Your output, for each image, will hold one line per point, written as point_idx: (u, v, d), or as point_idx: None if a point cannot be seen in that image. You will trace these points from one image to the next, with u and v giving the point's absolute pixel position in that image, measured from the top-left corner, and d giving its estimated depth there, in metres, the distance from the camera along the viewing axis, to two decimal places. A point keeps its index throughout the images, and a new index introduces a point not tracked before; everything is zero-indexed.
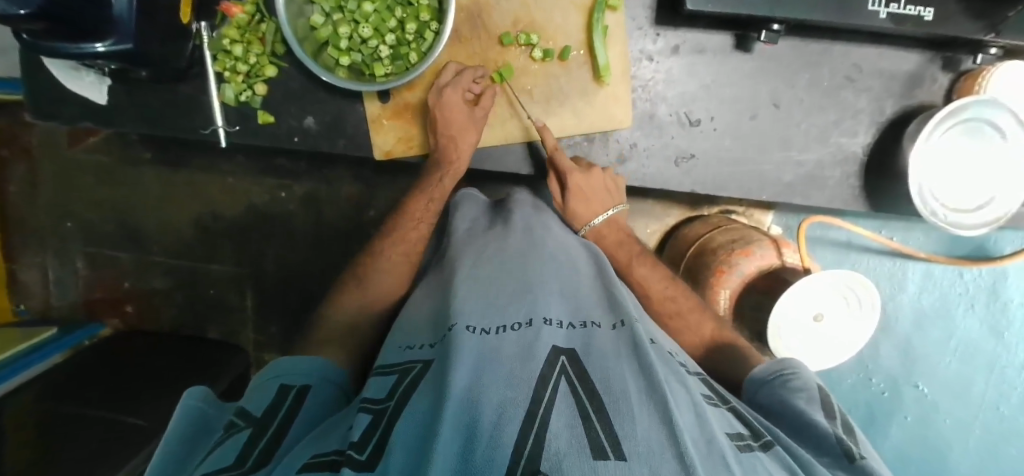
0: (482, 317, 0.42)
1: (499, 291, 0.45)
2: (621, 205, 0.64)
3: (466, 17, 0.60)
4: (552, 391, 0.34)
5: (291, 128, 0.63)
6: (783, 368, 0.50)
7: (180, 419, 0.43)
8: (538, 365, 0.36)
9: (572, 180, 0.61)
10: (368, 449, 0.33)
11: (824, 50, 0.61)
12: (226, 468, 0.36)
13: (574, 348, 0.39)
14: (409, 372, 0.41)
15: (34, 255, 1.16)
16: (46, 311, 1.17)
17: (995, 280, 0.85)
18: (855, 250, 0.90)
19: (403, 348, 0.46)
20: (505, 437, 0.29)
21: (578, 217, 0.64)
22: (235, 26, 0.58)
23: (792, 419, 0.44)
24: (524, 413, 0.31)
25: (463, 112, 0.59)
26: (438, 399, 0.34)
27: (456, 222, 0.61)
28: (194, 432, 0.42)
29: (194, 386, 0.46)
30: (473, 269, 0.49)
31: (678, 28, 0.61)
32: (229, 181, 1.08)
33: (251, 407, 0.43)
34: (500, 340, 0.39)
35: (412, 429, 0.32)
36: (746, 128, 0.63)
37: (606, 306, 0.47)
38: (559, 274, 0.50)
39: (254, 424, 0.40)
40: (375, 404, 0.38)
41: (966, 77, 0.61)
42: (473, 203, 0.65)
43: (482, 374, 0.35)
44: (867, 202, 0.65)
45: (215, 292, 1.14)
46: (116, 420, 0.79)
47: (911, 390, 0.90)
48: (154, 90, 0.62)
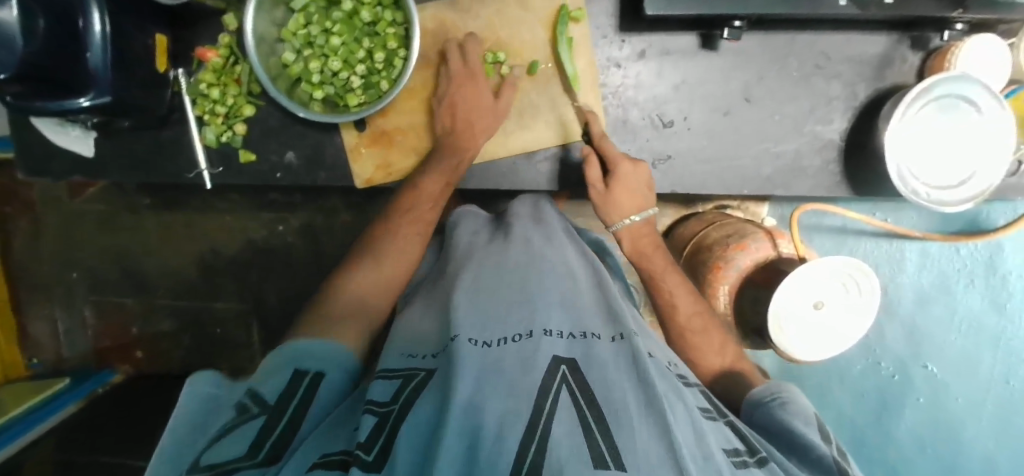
0: (482, 330, 0.42)
1: (498, 301, 0.46)
2: (652, 208, 0.62)
3: (435, 42, 0.61)
4: (553, 401, 0.34)
5: (273, 165, 0.64)
6: (777, 392, 0.51)
7: (187, 402, 0.41)
8: (538, 375, 0.36)
9: (620, 170, 0.59)
10: (375, 449, 0.33)
11: (791, 40, 0.62)
12: (237, 460, 0.34)
13: (575, 359, 0.38)
14: (412, 378, 0.41)
15: (42, 308, 1.17)
16: (57, 362, 1.18)
17: (992, 253, 0.84)
18: (851, 235, 0.91)
19: (405, 356, 0.46)
20: (507, 443, 0.30)
21: (619, 209, 0.61)
22: (211, 70, 0.60)
23: (788, 438, 0.44)
24: (525, 424, 0.31)
25: (472, 103, 0.59)
26: (441, 407, 0.34)
27: (458, 235, 0.62)
28: (202, 414, 0.40)
29: (204, 370, 0.44)
30: (472, 283, 0.49)
31: (642, 33, 0.61)
32: (226, 218, 1.10)
33: (265, 389, 0.41)
34: (502, 352, 0.39)
35: (416, 433, 0.34)
36: (720, 125, 0.63)
37: (605, 317, 0.46)
38: (558, 281, 0.49)
39: (268, 413, 0.39)
40: (380, 407, 0.38)
41: (935, 55, 0.61)
42: (473, 218, 0.66)
43: (483, 385, 0.35)
44: (849, 187, 0.65)
45: (221, 330, 1.15)
46: (125, 465, 0.80)
47: (920, 370, 0.88)
48: (138, 139, 0.64)
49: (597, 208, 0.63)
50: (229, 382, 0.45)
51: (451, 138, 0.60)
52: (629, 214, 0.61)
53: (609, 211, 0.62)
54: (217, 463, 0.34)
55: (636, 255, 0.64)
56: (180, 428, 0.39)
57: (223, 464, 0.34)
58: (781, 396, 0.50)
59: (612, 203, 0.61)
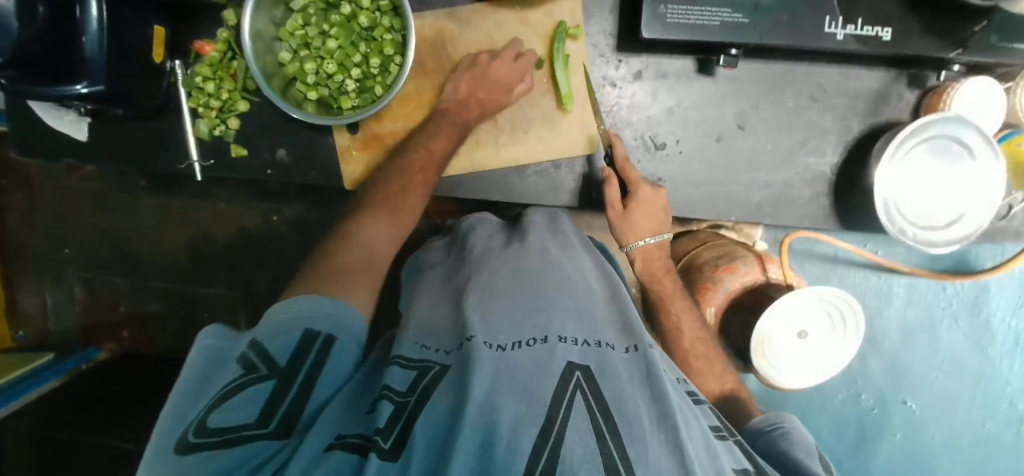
0: (497, 331, 0.41)
1: (513, 304, 0.44)
2: (665, 234, 0.61)
3: (431, 50, 0.61)
4: (567, 407, 0.33)
5: (264, 161, 0.64)
6: (781, 421, 0.51)
7: (198, 352, 0.40)
8: (552, 381, 0.35)
9: (641, 193, 0.60)
10: (393, 436, 0.33)
11: (789, 71, 0.62)
12: (246, 427, 0.35)
13: (590, 366, 0.37)
14: (427, 372, 0.40)
15: (32, 282, 1.17)
16: (42, 337, 1.18)
17: (978, 293, 0.86)
18: (842, 264, 0.90)
19: (420, 347, 0.44)
20: (521, 449, 0.30)
21: (636, 230, 0.61)
22: (208, 64, 0.60)
23: (788, 465, 0.44)
24: (540, 424, 0.31)
25: (496, 96, 0.59)
26: (457, 403, 0.34)
27: (472, 239, 0.59)
28: (208, 366, 0.39)
29: (211, 326, 0.43)
30: (488, 284, 0.47)
31: (640, 54, 0.61)
32: (221, 205, 1.10)
33: (273, 348, 0.40)
34: (516, 356, 0.38)
35: (429, 429, 0.33)
36: (712, 151, 0.63)
37: (619, 328, 0.45)
38: (574, 290, 0.47)
39: (279, 376, 0.39)
40: (397, 394, 0.38)
41: (931, 94, 0.61)
42: (487, 224, 0.63)
43: (497, 386, 0.34)
44: (837, 221, 0.65)
45: (210, 315, 1.16)
46: (105, 443, 0.80)
47: (899, 405, 0.90)
48: (132, 127, 0.64)
49: (613, 229, 0.62)
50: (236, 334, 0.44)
51: (461, 109, 0.59)
52: (644, 236, 0.61)
53: (625, 231, 0.61)
54: (228, 427, 0.34)
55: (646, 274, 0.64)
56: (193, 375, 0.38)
57: (234, 430, 0.34)
58: (784, 427, 0.51)
59: (630, 225, 0.60)
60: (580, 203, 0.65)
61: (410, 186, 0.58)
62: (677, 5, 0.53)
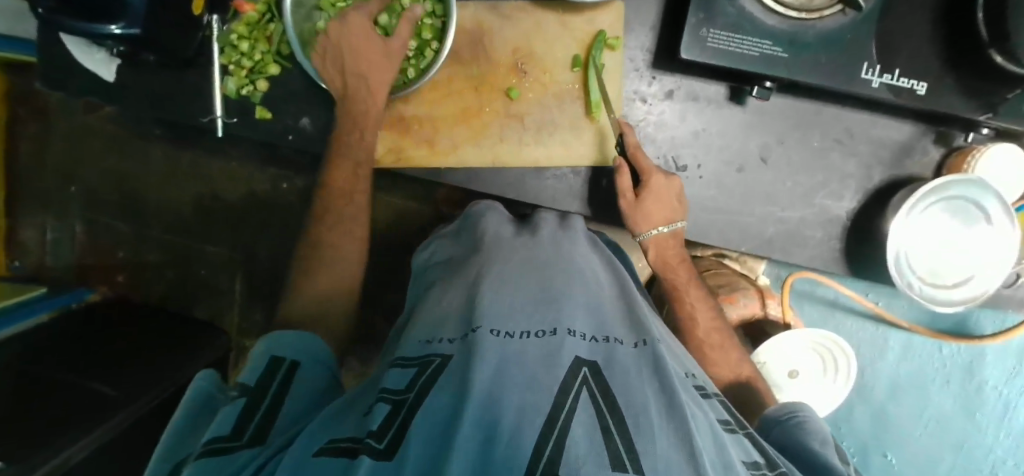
0: (506, 320, 0.41)
1: (523, 294, 0.44)
2: (680, 222, 0.61)
3: (468, 41, 0.61)
4: (572, 400, 0.33)
5: (287, 127, 0.64)
6: (796, 409, 0.51)
7: (188, 402, 0.45)
8: (560, 374, 0.35)
9: (653, 180, 0.59)
10: (386, 438, 0.32)
11: (819, 110, 0.62)
12: (220, 438, 0.37)
13: (597, 362, 0.38)
14: (428, 366, 0.39)
15: (35, 215, 1.17)
16: (38, 270, 1.18)
17: (973, 358, 0.86)
18: (841, 309, 0.90)
19: (422, 342, 0.44)
20: (523, 439, 0.30)
21: (648, 220, 0.60)
22: (245, 23, 0.61)
23: (807, 462, 0.44)
24: (543, 417, 0.31)
25: (367, 68, 0.57)
26: (459, 394, 0.33)
27: (486, 226, 0.59)
28: (200, 412, 0.44)
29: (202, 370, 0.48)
30: (500, 273, 0.48)
31: (673, 73, 0.61)
32: (233, 164, 1.10)
33: (246, 378, 0.44)
34: (524, 345, 0.38)
35: (428, 422, 0.32)
36: (731, 180, 0.63)
37: (628, 324, 0.46)
38: (586, 285, 0.48)
39: (250, 395, 0.42)
40: (394, 394, 0.37)
41: (956, 154, 0.61)
42: (497, 213, 0.63)
43: (503, 374, 0.34)
44: (846, 266, 0.65)
45: (206, 273, 1.16)
46: (80, 385, 0.78)
47: (879, 457, 0.91)
48: (161, 74, 0.64)
49: (627, 219, 0.62)
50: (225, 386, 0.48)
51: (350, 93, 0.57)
52: (656, 225, 0.61)
53: (638, 221, 0.61)
54: (207, 442, 0.36)
55: (659, 264, 0.65)
56: (180, 428, 0.42)
57: (210, 445, 0.36)
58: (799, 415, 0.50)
59: (641, 213, 0.60)
60: (592, 212, 0.65)
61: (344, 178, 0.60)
62: (720, 32, 0.53)
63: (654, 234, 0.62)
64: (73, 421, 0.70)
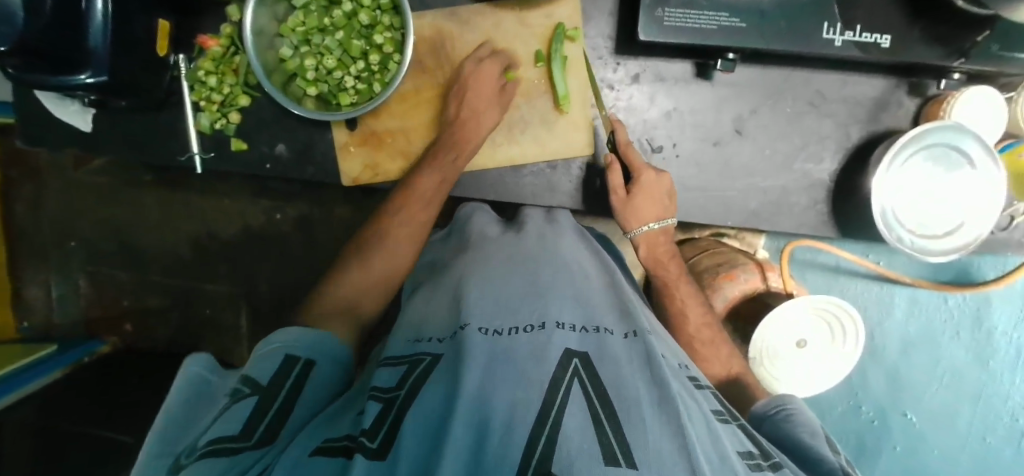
0: (493, 317, 0.41)
1: (510, 290, 0.44)
2: (670, 219, 0.62)
3: (430, 49, 0.62)
4: (563, 395, 0.33)
5: (263, 155, 0.65)
6: (783, 403, 0.51)
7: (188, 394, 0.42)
8: (550, 368, 0.35)
9: (645, 178, 0.59)
10: (380, 436, 0.32)
11: (787, 76, 0.62)
12: (227, 437, 0.35)
13: (588, 353, 0.38)
14: (418, 365, 0.39)
15: (38, 274, 1.19)
16: (46, 327, 1.19)
17: (979, 306, 0.85)
18: (843, 274, 0.89)
19: (411, 341, 0.44)
20: (515, 435, 0.30)
21: (638, 217, 0.61)
22: (210, 58, 0.62)
23: (797, 452, 0.45)
24: (534, 416, 0.31)
25: (484, 107, 0.60)
26: (450, 395, 0.33)
27: (472, 226, 0.60)
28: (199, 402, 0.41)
29: (198, 354, 0.47)
30: (486, 270, 0.48)
31: (638, 57, 0.61)
32: (225, 201, 1.11)
33: (257, 372, 0.41)
34: (512, 341, 0.38)
35: (423, 419, 0.33)
36: (709, 155, 0.63)
37: (618, 312, 0.46)
38: (571, 276, 0.48)
39: (261, 392, 0.39)
40: (384, 392, 0.37)
41: (931, 103, 0.61)
42: (485, 212, 0.63)
43: (492, 374, 0.34)
44: (835, 228, 0.64)
45: (210, 311, 1.17)
46: (86, 434, 0.79)
47: (898, 417, 0.89)
48: (135, 119, 0.65)
49: (618, 217, 0.62)
50: (224, 373, 0.46)
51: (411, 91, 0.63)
52: (647, 222, 0.61)
53: (628, 217, 0.61)
54: (215, 440, 0.34)
55: (649, 258, 0.65)
56: (177, 414, 0.40)
57: (212, 443, 0.34)
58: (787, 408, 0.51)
59: (631, 209, 0.60)
60: (577, 204, 0.65)
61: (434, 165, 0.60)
62: (675, 10, 0.53)
63: (645, 230, 0.62)
64: None
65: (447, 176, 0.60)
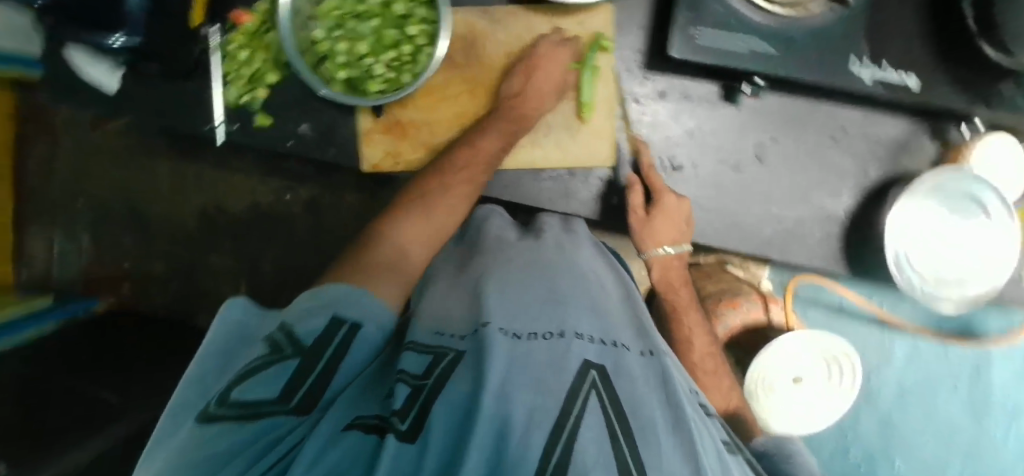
0: (512, 320, 0.41)
1: (528, 297, 0.45)
2: (684, 245, 0.62)
3: (462, 45, 0.62)
4: (581, 405, 0.33)
5: (286, 133, 0.65)
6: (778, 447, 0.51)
7: (221, 332, 0.42)
8: (569, 377, 0.35)
9: (664, 200, 0.60)
10: (409, 419, 0.32)
11: (811, 107, 0.62)
12: (268, 403, 0.35)
13: (605, 365, 0.38)
14: (442, 359, 0.39)
15: (42, 229, 1.19)
16: (45, 282, 1.20)
17: (980, 362, 0.87)
18: (845, 314, 0.89)
19: (433, 334, 0.44)
20: (533, 440, 0.29)
21: (655, 238, 0.61)
22: (244, 33, 0.63)
23: None
24: (552, 421, 0.31)
25: (548, 91, 0.61)
26: (474, 388, 0.33)
27: (488, 227, 0.60)
28: (232, 345, 0.41)
29: (235, 297, 0.45)
30: (505, 273, 0.48)
31: (666, 73, 0.62)
32: (237, 176, 1.12)
33: (302, 330, 0.40)
34: (531, 347, 0.38)
35: (446, 412, 0.32)
36: (728, 179, 0.63)
37: (633, 330, 0.47)
38: (590, 288, 0.49)
39: (302, 356, 0.38)
40: (413, 379, 0.37)
41: (951, 149, 0.61)
42: (501, 216, 0.64)
43: (513, 374, 0.34)
44: (846, 265, 0.64)
45: (209, 284, 1.17)
46: (75, 389, 0.78)
47: (886, 463, 0.89)
48: (162, 84, 0.65)
49: (635, 237, 0.62)
50: (259, 310, 0.46)
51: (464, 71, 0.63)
52: (662, 244, 0.62)
53: (644, 238, 0.62)
54: (251, 403, 0.34)
55: (661, 281, 0.66)
56: (209, 363, 0.40)
57: (252, 407, 0.34)
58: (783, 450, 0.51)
59: (649, 230, 0.60)
60: (593, 214, 0.65)
61: (493, 130, 0.59)
62: (707, 29, 0.54)
63: (659, 252, 0.63)
64: (77, 427, 0.70)
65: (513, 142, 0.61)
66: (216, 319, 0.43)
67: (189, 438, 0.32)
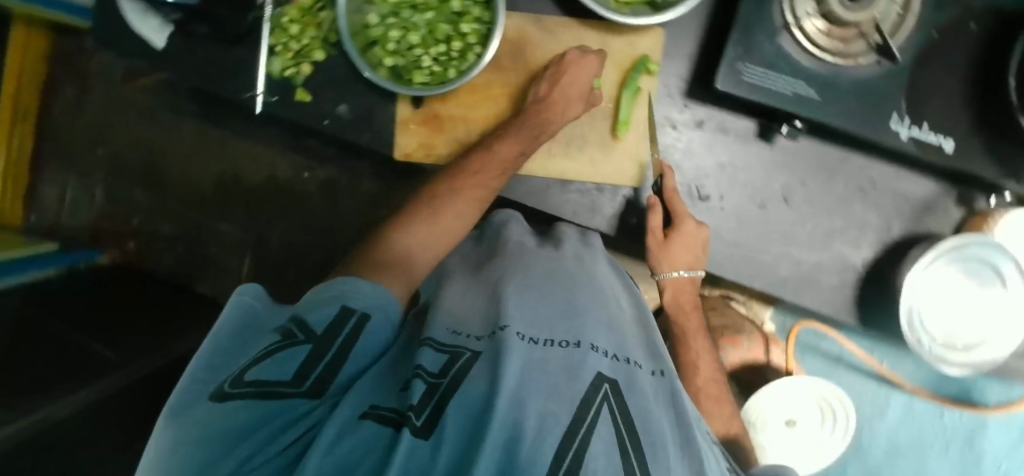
0: (531, 325, 0.41)
1: (548, 306, 0.45)
2: (698, 271, 0.62)
3: (510, 50, 0.63)
4: (594, 414, 0.33)
5: (323, 111, 0.65)
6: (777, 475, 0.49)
7: (233, 315, 0.42)
8: (582, 386, 0.35)
9: (684, 226, 0.60)
10: (424, 415, 0.32)
11: (844, 157, 0.63)
12: (282, 384, 0.35)
13: (618, 381, 0.38)
14: (459, 357, 0.39)
15: (58, 173, 1.19)
16: (53, 226, 1.20)
17: (975, 428, 0.86)
18: (844, 365, 0.90)
19: (451, 332, 0.44)
20: (545, 445, 0.29)
21: (671, 261, 0.61)
22: (298, 8, 0.64)
23: None
24: (564, 427, 0.31)
25: (574, 97, 0.60)
26: (490, 387, 0.33)
27: (509, 231, 0.60)
28: (242, 330, 0.41)
29: (249, 283, 0.46)
30: (525, 278, 0.48)
31: (706, 104, 0.63)
32: (258, 148, 1.12)
33: (313, 322, 0.41)
34: (547, 353, 0.38)
35: (461, 411, 0.32)
36: (753, 216, 0.64)
37: (645, 349, 0.47)
38: (607, 304, 0.49)
39: (314, 343, 0.39)
40: (431, 375, 0.37)
41: (976, 216, 0.61)
42: (518, 222, 0.64)
43: (529, 377, 0.35)
44: (857, 316, 0.65)
45: (216, 251, 1.17)
46: (70, 341, 0.77)
47: None
48: (208, 48, 0.66)
49: (651, 257, 0.63)
50: (270, 303, 0.46)
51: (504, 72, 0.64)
52: (676, 268, 0.62)
53: (660, 259, 0.62)
54: (263, 383, 0.34)
55: (672, 303, 0.67)
56: (219, 342, 0.40)
57: (267, 387, 0.34)
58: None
59: (665, 252, 0.61)
60: (610, 230, 0.66)
61: (516, 131, 0.59)
62: (755, 67, 0.55)
63: (671, 276, 0.63)
64: (69, 377, 0.70)
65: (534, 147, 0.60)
66: (227, 304, 0.44)
67: (202, 414, 0.32)
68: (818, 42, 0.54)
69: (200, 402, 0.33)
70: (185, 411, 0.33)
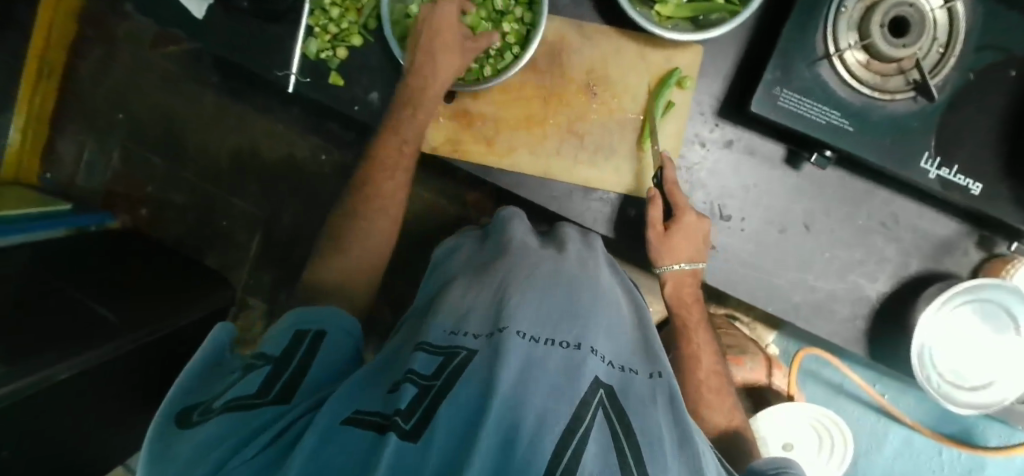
0: (533, 324, 0.41)
1: (551, 305, 0.45)
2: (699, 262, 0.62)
3: (548, 52, 0.63)
4: (590, 418, 0.34)
5: (355, 97, 0.66)
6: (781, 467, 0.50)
7: (204, 355, 0.47)
8: (583, 386, 0.36)
9: (685, 218, 0.60)
10: (413, 419, 0.32)
11: (869, 190, 0.63)
12: (247, 397, 0.39)
13: (613, 387, 0.39)
14: (454, 357, 0.39)
15: (77, 133, 1.19)
16: (68, 186, 1.20)
17: (972, 467, 0.86)
18: (845, 394, 0.90)
19: (447, 331, 0.44)
20: (544, 440, 0.30)
21: (673, 253, 0.61)
22: None
23: None
24: (564, 424, 0.32)
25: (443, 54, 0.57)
26: (485, 393, 0.33)
27: (513, 229, 0.60)
28: (211, 373, 0.46)
29: (222, 327, 0.51)
30: (527, 277, 0.48)
31: (736, 125, 0.63)
32: (278, 125, 1.13)
33: (268, 350, 0.45)
34: (548, 351, 0.38)
35: (453, 415, 0.32)
36: (772, 239, 0.64)
37: (642, 351, 0.48)
38: (609, 307, 0.49)
39: (273, 365, 0.43)
40: (421, 378, 0.36)
41: (995, 260, 0.61)
42: (522, 221, 0.64)
43: (526, 376, 0.35)
44: (867, 348, 0.65)
45: (227, 224, 1.17)
46: (82, 304, 0.75)
47: None
48: (244, 22, 0.66)
49: (652, 249, 0.63)
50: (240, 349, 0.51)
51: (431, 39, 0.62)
52: (678, 259, 0.62)
53: (662, 253, 0.62)
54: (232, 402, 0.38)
55: (672, 298, 0.66)
56: (188, 386, 0.43)
57: (237, 401, 0.38)
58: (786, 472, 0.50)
59: (668, 246, 0.61)
60: (608, 232, 0.67)
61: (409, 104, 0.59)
62: (792, 93, 0.55)
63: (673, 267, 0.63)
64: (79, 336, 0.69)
65: (422, 114, 0.59)
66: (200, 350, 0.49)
67: (183, 448, 0.35)
68: (857, 73, 0.54)
69: (178, 440, 0.36)
70: (168, 448, 0.36)
